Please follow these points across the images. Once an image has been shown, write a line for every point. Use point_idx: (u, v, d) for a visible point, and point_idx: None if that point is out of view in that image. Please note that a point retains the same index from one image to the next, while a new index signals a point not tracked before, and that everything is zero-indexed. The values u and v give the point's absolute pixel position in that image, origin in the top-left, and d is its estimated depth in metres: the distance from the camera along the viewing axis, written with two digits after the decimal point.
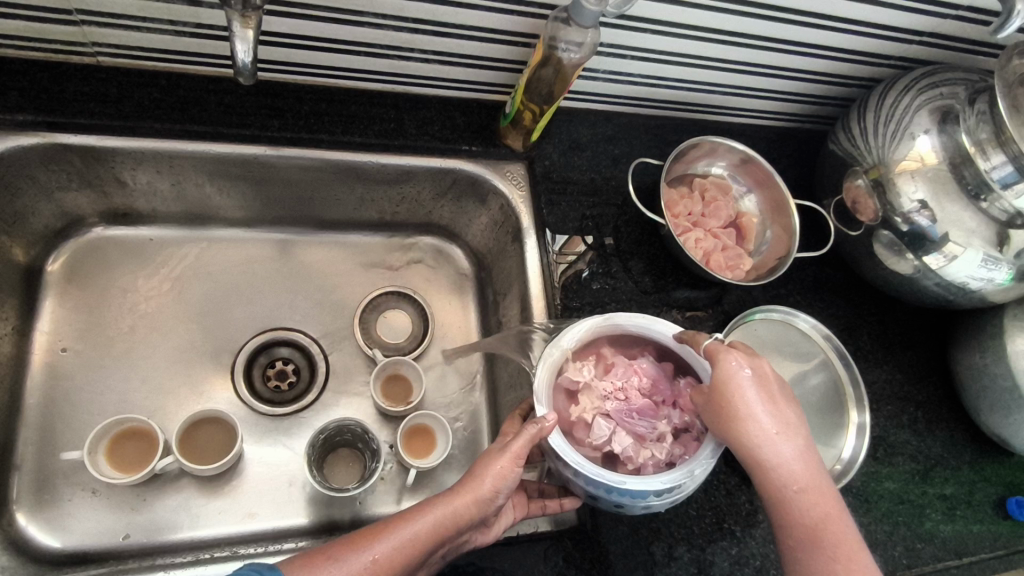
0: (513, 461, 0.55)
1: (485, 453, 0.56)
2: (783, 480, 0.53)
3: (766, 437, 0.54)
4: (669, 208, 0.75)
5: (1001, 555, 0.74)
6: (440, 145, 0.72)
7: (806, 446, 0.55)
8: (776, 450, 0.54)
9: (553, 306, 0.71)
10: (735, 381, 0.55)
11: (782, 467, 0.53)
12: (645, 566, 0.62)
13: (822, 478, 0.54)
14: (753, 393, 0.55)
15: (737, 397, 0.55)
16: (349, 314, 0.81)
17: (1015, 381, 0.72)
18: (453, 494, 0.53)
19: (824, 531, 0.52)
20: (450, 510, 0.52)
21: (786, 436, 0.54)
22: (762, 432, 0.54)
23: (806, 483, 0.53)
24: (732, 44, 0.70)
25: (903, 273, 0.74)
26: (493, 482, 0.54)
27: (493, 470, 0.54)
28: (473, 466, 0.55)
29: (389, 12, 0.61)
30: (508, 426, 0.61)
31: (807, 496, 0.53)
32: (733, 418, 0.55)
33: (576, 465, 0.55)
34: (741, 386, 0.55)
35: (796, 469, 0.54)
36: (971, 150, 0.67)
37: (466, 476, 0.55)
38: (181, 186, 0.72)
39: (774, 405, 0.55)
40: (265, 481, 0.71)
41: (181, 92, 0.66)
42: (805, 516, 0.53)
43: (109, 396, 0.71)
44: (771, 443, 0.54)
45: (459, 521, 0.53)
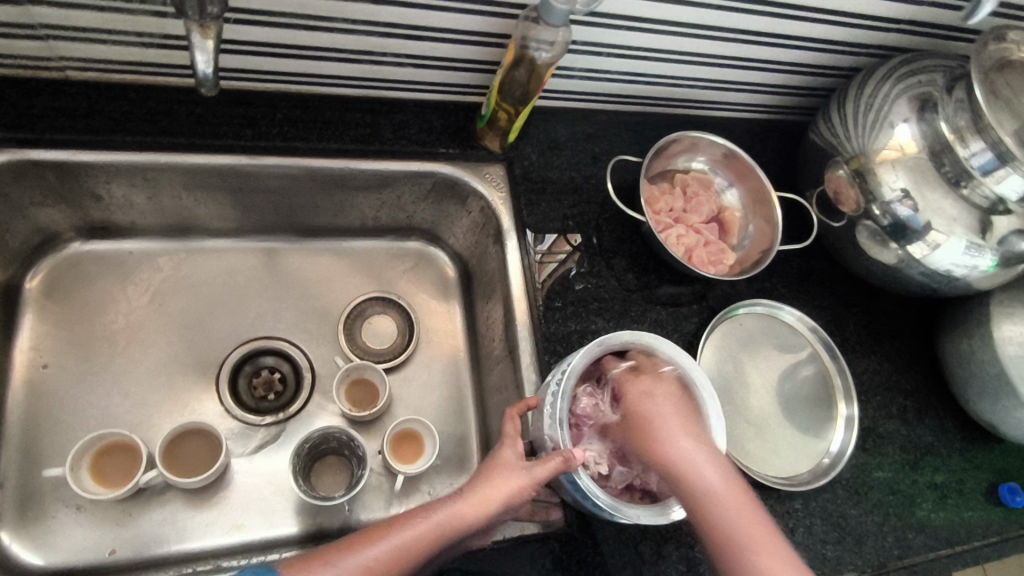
0: (530, 484, 0.55)
1: (500, 462, 0.57)
2: (708, 495, 0.53)
3: (684, 453, 0.56)
4: (649, 205, 0.74)
5: (994, 542, 0.74)
6: (417, 148, 0.72)
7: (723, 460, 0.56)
8: (698, 467, 0.55)
9: (535, 309, 0.70)
10: (653, 402, 0.59)
11: (705, 483, 0.54)
12: (633, 566, 0.62)
13: (748, 498, 0.54)
14: (665, 412, 0.58)
15: (654, 417, 0.58)
16: (333, 321, 0.81)
17: (1002, 368, 0.71)
18: (463, 502, 0.54)
19: (753, 548, 0.51)
20: (457, 521, 0.53)
21: (707, 455, 0.56)
22: (681, 448, 0.56)
23: (730, 500, 0.53)
24: (707, 39, 0.70)
25: (888, 263, 0.73)
26: (507, 500, 0.55)
27: (505, 484, 0.55)
28: (487, 473, 0.56)
29: (358, 17, 0.60)
30: (514, 425, 0.59)
31: (730, 512, 0.53)
32: (652, 438, 0.57)
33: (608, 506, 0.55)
34: (654, 405, 0.59)
35: (720, 485, 0.54)
36: (950, 138, 0.66)
37: (478, 483, 0.55)
38: (157, 198, 0.71)
39: (687, 426, 0.58)
40: (252, 492, 0.71)
41: (151, 103, 0.66)
42: (733, 531, 0.52)
43: (92, 412, 0.70)
44: (690, 459, 0.55)
45: (464, 531, 0.54)
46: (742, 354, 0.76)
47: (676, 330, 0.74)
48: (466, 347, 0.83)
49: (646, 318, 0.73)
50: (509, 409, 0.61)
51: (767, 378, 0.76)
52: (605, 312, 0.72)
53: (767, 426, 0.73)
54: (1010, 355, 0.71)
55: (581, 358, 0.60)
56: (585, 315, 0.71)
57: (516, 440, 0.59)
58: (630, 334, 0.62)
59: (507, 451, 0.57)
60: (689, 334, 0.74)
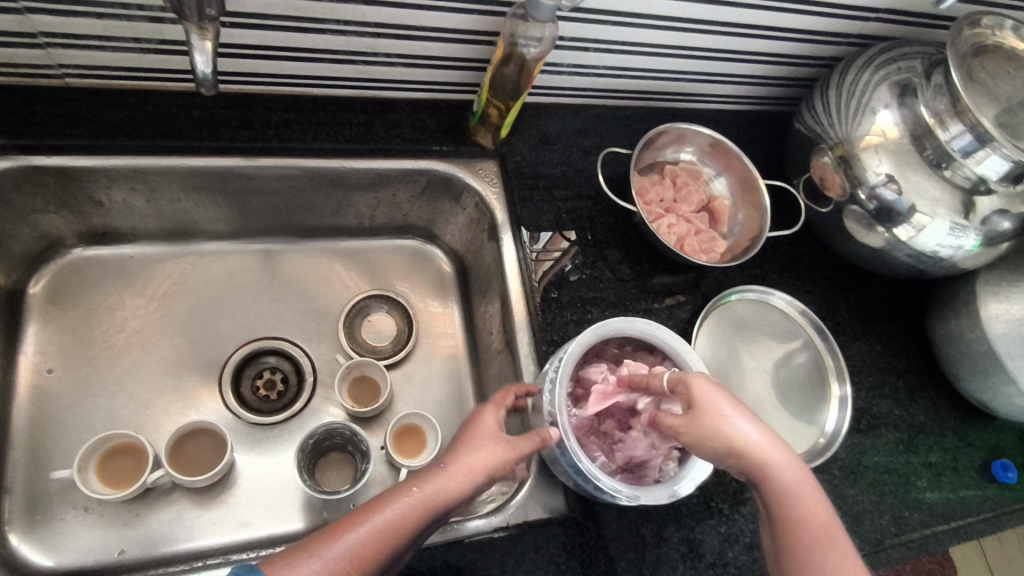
0: (515, 456, 0.56)
1: (484, 435, 0.57)
2: (782, 482, 0.51)
3: (754, 442, 0.52)
4: (640, 196, 0.76)
5: (989, 517, 0.76)
6: (411, 147, 0.73)
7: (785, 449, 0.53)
8: (769, 455, 0.52)
9: (532, 301, 0.71)
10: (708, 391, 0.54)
11: (775, 473, 0.52)
12: (636, 548, 0.63)
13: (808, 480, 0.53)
14: (726, 399, 0.54)
15: (716, 406, 0.54)
16: (333, 319, 0.82)
17: (990, 345, 0.73)
18: (453, 477, 0.54)
19: (827, 532, 0.51)
20: (447, 494, 0.53)
21: (769, 440, 0.53)
22: (747, 439, 0.52)
23: (800, 486, 0.52)
24: (691, 31, 0.72)
25: (875, 246, 0.75)
26: (494, 471, 0.55)
27: (492, 456, 0.56)
28: (471, 446, 0.56)
29: (350, 19, 0.61)
30: (504, 397, 0.61)
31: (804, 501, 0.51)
32: (713, 430, 0.53)
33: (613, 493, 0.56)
34: (717, 393, 0.54)
35: (792, 472, 0.52)
36: (929, 122, 0.68)
37: (465, 456, 0.55)
38: (157, 202, 0.72)
39: (748, 411, 0.54)
40: (257, 489, 0.71)
41: (149, 108, 0.67)
42: (807, 520, 0.51)
43: (97, 415, 0.71)
44: (762, 449, 0.52)
45: (452, 504, 0.53)
46: (736, 340, 0.77)
47: (670, 318, 0.75)
48: (465, 342, 0.84)
49: (640, 307, 0.74)
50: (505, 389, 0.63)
51: (761, 361, 0.77)
52: (600, 302, 0.73)
53: (764, 408, 0.75)
54: (998, 333, 0.72)
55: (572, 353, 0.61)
56: (581, 305, 0.73)
57: (495, 414, 0.59)
58: (627, 320, 0.63)
59: (488, 424, 0.58)
60: (683, 321, 0.76)
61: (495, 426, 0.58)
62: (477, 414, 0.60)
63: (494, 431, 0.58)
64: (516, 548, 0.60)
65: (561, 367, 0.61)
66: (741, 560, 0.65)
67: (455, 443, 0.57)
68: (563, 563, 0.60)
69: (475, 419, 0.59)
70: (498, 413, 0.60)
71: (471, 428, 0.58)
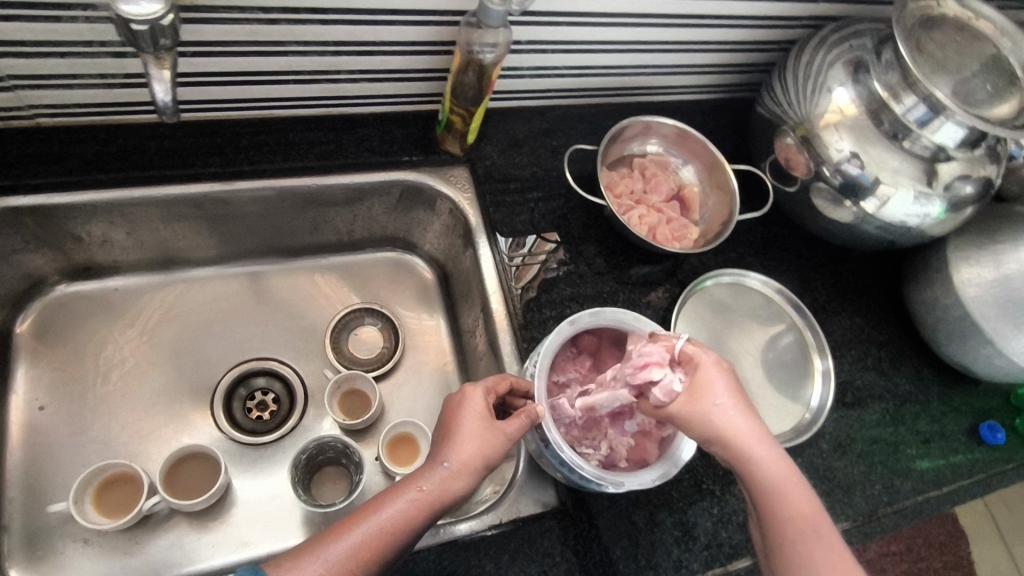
0: (507, 444, 0.56)
1: (478, 424, 0.55)
2: (763, 478, 0.52)
3: (749, 448, 0.53)
4: (610, 190, 0.77)
5: (977, 480, 0.77)
6: (381, 159, 0.75)
7: (778, 450, 0.54)
8: (759, 452, 0.53)
9: (509, 300, 0.72)
10: (709, 376, 0.55)
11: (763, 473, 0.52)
12: (629, 535, 0.63)
13: (797, 478, 0.53)
14: (725, 396, 0.55)
15: (714, 393, 0.54)
16: (319, 335, 0.83)
17: (965, 310, 0.74)
18: (450, 473, 0.53)
19: (803, 526, 0.51)
20: (448, 493, 0.53)
21: (761, 439, 0.54)
22: (739, 436, 0.53)
23: (785, 483, 0.52)
24: (645, 26, 0.74)
25: (845, 221, 0.76)
26: (488, 462, 0.55)
27: (489, 445, 0.55)
28: (467, 438, 0.54)
29: (310, 39, 0.62)
30: (499, 383, 0.59)
31: (796, 515, 0.51)
32: (699, 416, 0.54)
33: (597, 476, 0.57)
34: (716, 380, 0.55)
35: (782, 483, 0.52)
36: (884, 96, 0.69)
37: (464, 451, 0.54)
38: (136, 233, 0.73)
39: (769, 441, 0.54)
40: (254, 509, 0.72)
41: (120, 142, 0.68)
42: (787, 500, 0.52)
43: (92, 447, 0.72)
44: (768, 470, 0.52)
45: (456, 501, 0.54)
46: (717, 324, 0.78)
47: (648, 307, 0.76)
48: (451, 347, 0.86)
49: (617, 299, 0.75)
50: (499, 376, 0.60)
51: (743, 344, 0.78)
52: (579, 296, 0.74)
53: (749, 390, 0.76)
54: (971, 296, 0.74)
55: (545, 348, 0.62)
56: (561, 302, 0.73)
57: (484, 397, 0.57)
58: (596, 313, 0.64)
59: (480, 410, 0.56)
60: (661, 309, 0.77)
61: (487, 411, 0.56)
62: (466, 397, 0.57)
63: (488, 416, 0.56)
64: (510, 545, 0.60)
65: (541, 363, 0.61)
66: (735, 540, 0.65)
67: (449, 433, 0.55)
68: (559, 555, 0.61)
69: (464, 405, 0.56)
70: (489, 398, 0.57)
71: (463, 417, 0.56)
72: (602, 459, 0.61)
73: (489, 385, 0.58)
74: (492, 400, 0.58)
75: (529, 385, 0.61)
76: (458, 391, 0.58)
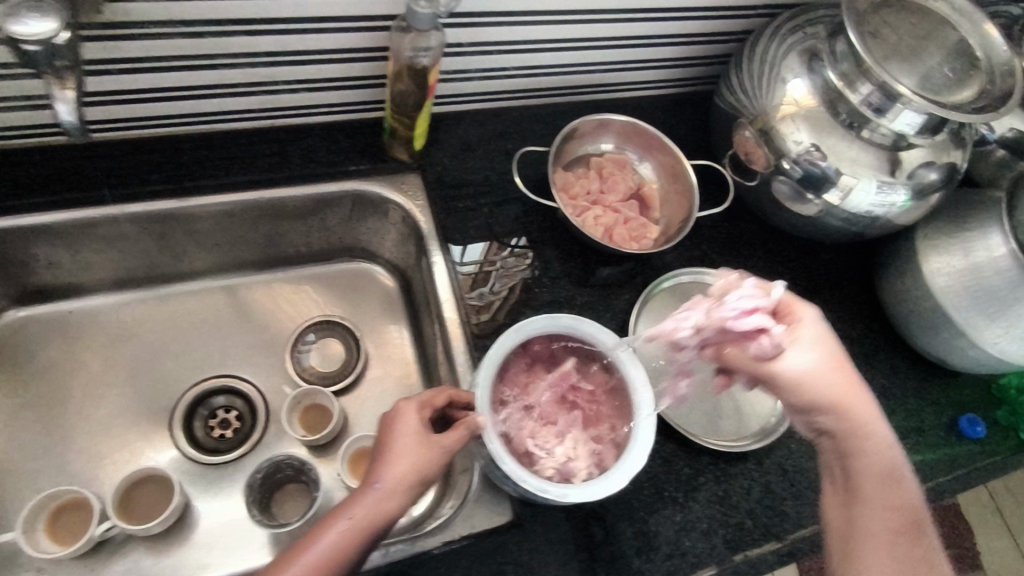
0: (445, 457, 0.54)
1: (411, 439, 0.53)
2: (844, 439, 0.54)
3: (863, 408, 0.54)
4: (564, 191, 0.75)
5: (955, 476, 0.74)
6: (328, 169, 0.73)
7: (875, 413, 0.54)
8: (854, 415, 0.54)
9: (462, 309, 0.70)
10: (804, 332, 0.55)
11: (862, 433, 0.54)
12: (588, 548, 0.61)
13: (890, 443, 0.54)
14: (826, 356, 0.54)
15: (804, 353, 0.54)
16: (278, 350, 0.82)
17: (935, 301, 0.72)
18: (383, 493, 0.51)
19: (882, 488, 0.53)
20: (382, 514, 0.51)
21: (855, 402, 0.54)
22: (822, 395, 0.53)
23: (864, 447, 0.54)
24: (591, 22, 0.72)
25: (809, 214, 0.74)
26: (425, 477, 0.53)
27: (423, 460, 0.53)
28: (400, 455, 0.52)
29: (240, 51, 0.61)
30: (436, 396, 0.57)
31: (871, 479, 0.53)
32: (799, 376, 0.53)
33: (542, 488, 0.55)
34: (811, 338, 0.54)
35: (869, 446, 0.54)
36: (839, 85, 0.67)
37: (396, 469, 0.52)
38: (83, 255, 0.72)
39: (866, 405, 0.54)
40: (213, 531, 0.71)
41: (56, 163, 0.68)
42: (862, 461, 0.53)
43: (46, 473, 0.71)
44: (868, 432, 0.54)
45: (394, 520, 0.52)
46: (676, 325, 0.75)
47: (608, 309, 0.74)
48: (414, 357, 0.84)
49: (576, 302, 0.73)
50: (436, 389, 0.59)
51: None
52: (535, 302, 0.72)
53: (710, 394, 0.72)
54: (941, 287, 0.71)
55: (490, 358, 0.61)
56: (516, 309, 0.71)
57: (418, 411, 0.55)
58: (544, 320, 0.64)
59: (414, 425, 0.54)
60: (622, 311, 0.75)
61: (421, 426, 0.54)
62: (399, 414, 0.55)
63: (422, 430, 0.54)
64: (461, 561, 0.60)
65: (485, 373, 0.60)
66: (699, 548, 0.63)
67: (382, 453, 0.53)
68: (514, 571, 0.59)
69: (397, 421, 0.54)
70: (423, 411, 0.55)
71: (396, 434, 0.54)
72: (558, 466, 0.59)
73: (423, 399, 0.57)
74: (427, 414, 0.56)
75: (469, 397, 0.59)
76: (392, 408, 0.56)
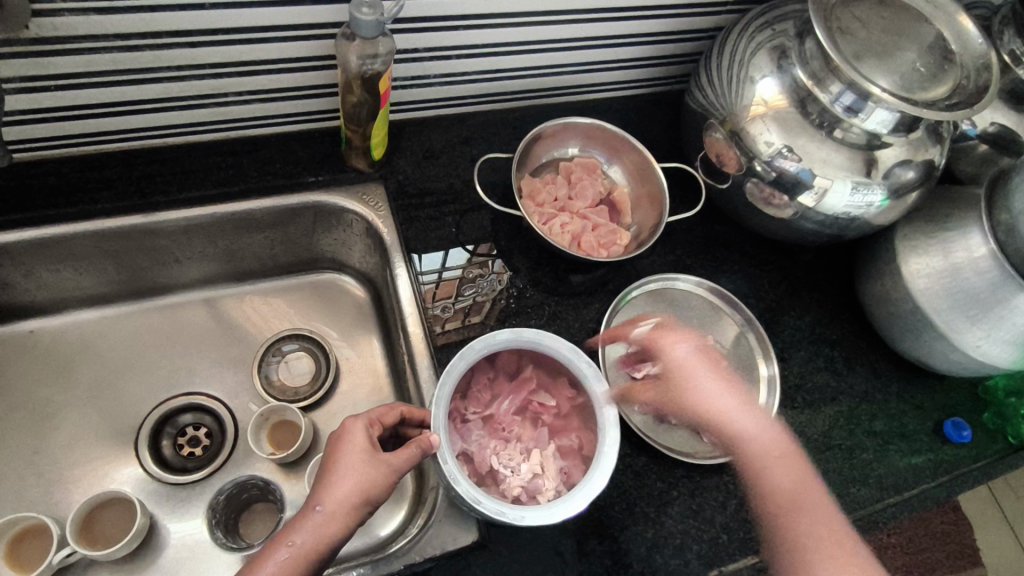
0: (392, 477, 0.52)
1: (356, 459, 0.51)
2: (748, 452, 0.60)
3: (741, 421, 0.61)
4: (530, 199, 0.73)
5: (940, 483, 0.72)
6: (286, 181, 0.72)
7: (767, 420, 0.62)
8: (741, 426, 0.61)
9: (426, 322, 0.68)
10: (681, 356, 0.65)
11: (753, 442, 0.61)
12: (556, 568, 0.60)
13: (786, 444, 0.61)
14: (708, 376, 0.63)
15: (693, 378, 0.64)
16: (245, 367, 0.80)
17: (915, 304, 0.70)
18: (325, 517, 0.48)
19: (793, 492, 0.58)
20: (324, 539, 0.48)
21: (743, 413, 0.62)
22: (715, 410, 0.62)
23: (767, 455, 0.60)
24: (552, 24, 0.70)
25: (784, 217, 0.72)
26: (370, 499, 0.50)
27: (368, 481, 0.50)
28: (344, 476, 0.50)
29: (183, 63, 0.59)
30: (385, 413, 0.55)
31: (781, 483, 0.58)
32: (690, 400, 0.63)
33: (499, 513, 0.53)
34: (694, 365, 0.64)
35: (767, 452, 0.60)
36: (809, 84, 0.65)
37: (338, 492, 0.49)
38: (36, 275, 0.70)
39: (754, 413, 0.63)
40: (176, 554, 0.69)
41: (3, 181, 0.66)
42: (768, 471, 0.59)
43: (4, 499, 0.69)
44: (753, 438, 0.61)
45: (338, 546, 0.49)
46: None
47: (578, 319, 0.72)
48: (384, 370, 0.82)
49: (545, 313, 0.71)
50: (385, 405, 0.56)
51: None
52: (502, 312, 0.70)
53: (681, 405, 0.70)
54: (921, 289, 0.69)
55: (449, 373, 0.58)
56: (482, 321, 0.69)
57: (365, 429, 0.53)
58: (508, 333, 0.61)
59: (359, 444, 0.52)
60: (593, 321, 0.72)
61: (367, 444, 0.52)
62: (344, 432, 0.53)
63: (369, 449, 0.52)
64: None
65: (444, 389, 0.57)
66: (671, 565, 0.61)
67: (325, 474, 0.51)
68: None
69: (343, 441, 0.52)
70: (370, 429, 0.53)
71: (340, 454, 0.51)
72: (525, 484, 0.57)
73: (371, 417, 0.55)
74: (375, 432, 0.54)
75: (423, 414, 0.58)
76: (338, 426, 0.54)
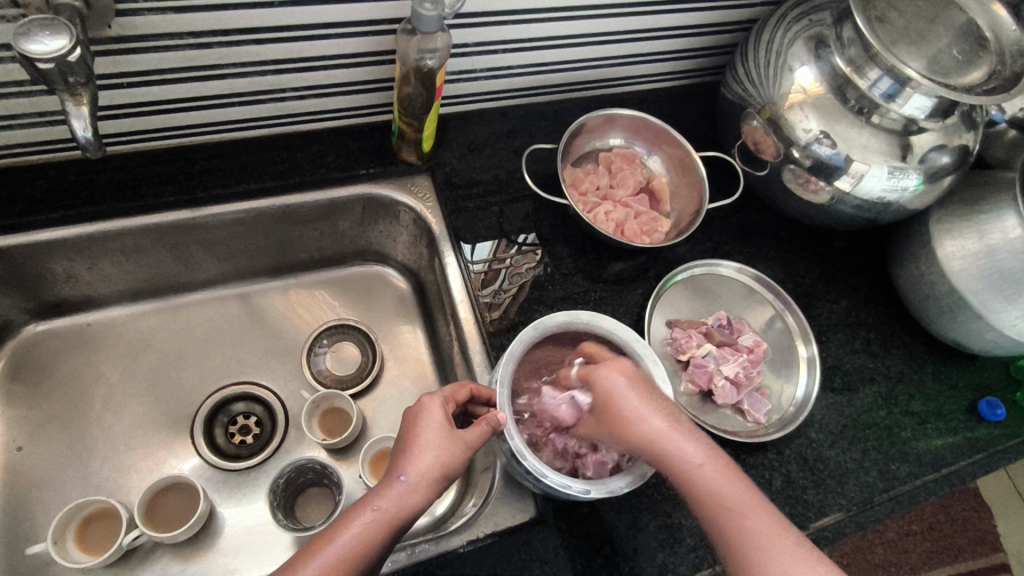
0: (467, 452, 0.54)
1: (435, 434, 0.54)
2: (692, 470, 0.53)
3: (680, 445, 0.53)
4: (574, 187, 0.76)
5: (978, 460, 0.74)
6: (339, 174, 0.74)
7: (705, 438, 0.55)
8: (681, 445, 0.54)
9: (478, 308, 0.70)
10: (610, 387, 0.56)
11: (684, 460, 0.53)
12: (612, 542, 0.62)
13: (722, 462, 0.54)
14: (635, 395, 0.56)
15: (621, 402, 0.56)
16: (295, 356, 0.83)
17: (951, 285, 0.72)
18: (408, 488, 0.51)
19: (721, 506, 0.52)
20: (406, 508, 0.51)
21: (676, 433, 0.54)
22: (651, 430, 0.54)
23: (708, 471, 0.53)
24: (595, 18, 0.72)
25: (821, 202, 0.74)
26: (448, 472, 0.53)
27: (446, 455, 0.53)
28: (425, 449, 0.53)
29: (248, 60, 0.62)
30: (458, 391, 0.58)
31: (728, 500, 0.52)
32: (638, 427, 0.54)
33: (563, 484, 0.55)
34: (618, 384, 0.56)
35: (702, 468, 0.53)
36: (846, 71, 0.67)
37: (420, 464, 0.52)
38: (99, 268, 0.73)
39: (687, 428, 0.55)
40: (238, 536, 0.72)
41: (71, 177, 0.68)
42: (712, 486, 0.52)
43: (72, 484, 0.72)
44: (693, 462, 0.53)
45: (417, 516, 0.52)
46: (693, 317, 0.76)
47: (623, 305, 0.74)
48: (429, 358, 0.84)
49: (591, 298, 0.73)
50: (456, 385, 0.59)
51: None
52: (550, 299, 0.72)
53: None
54: (956, 271, 0.71)
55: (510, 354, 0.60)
56: (531, 307, 0.71)
57: (442, 406, 0.56)
58: (563, 316, 0.63)
59: (438, 420, 0.55)
60: (637, 306, 0.75)
61: (445, 420, 0.55)
62: (423, 408, 0.55)
63: (446, 425, 0.55)
64: (488, 560, 0.59)
65: (506, 367, 0.60)
66: None
67: (405, 447, 0.54)
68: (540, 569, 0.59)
69: (422, 416, 0.55)
70: (446, 406, 0.56)
71: (420, 428, 0.54)
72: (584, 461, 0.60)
73: (448, 394, 0.57)
74: (451, 409, 0.57)
75: (489, 392, 0.60)
76: (416, 402, 0.56)
